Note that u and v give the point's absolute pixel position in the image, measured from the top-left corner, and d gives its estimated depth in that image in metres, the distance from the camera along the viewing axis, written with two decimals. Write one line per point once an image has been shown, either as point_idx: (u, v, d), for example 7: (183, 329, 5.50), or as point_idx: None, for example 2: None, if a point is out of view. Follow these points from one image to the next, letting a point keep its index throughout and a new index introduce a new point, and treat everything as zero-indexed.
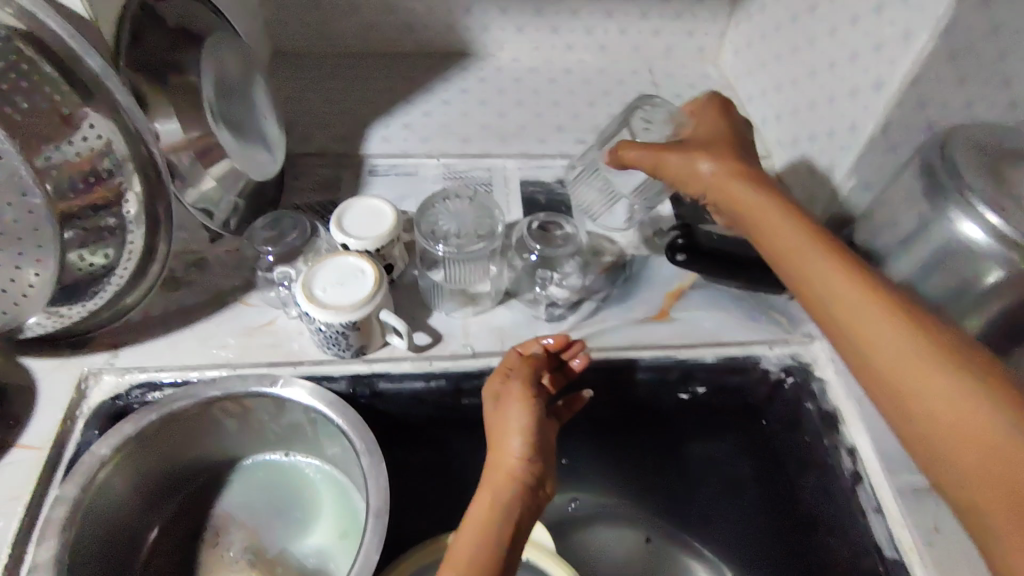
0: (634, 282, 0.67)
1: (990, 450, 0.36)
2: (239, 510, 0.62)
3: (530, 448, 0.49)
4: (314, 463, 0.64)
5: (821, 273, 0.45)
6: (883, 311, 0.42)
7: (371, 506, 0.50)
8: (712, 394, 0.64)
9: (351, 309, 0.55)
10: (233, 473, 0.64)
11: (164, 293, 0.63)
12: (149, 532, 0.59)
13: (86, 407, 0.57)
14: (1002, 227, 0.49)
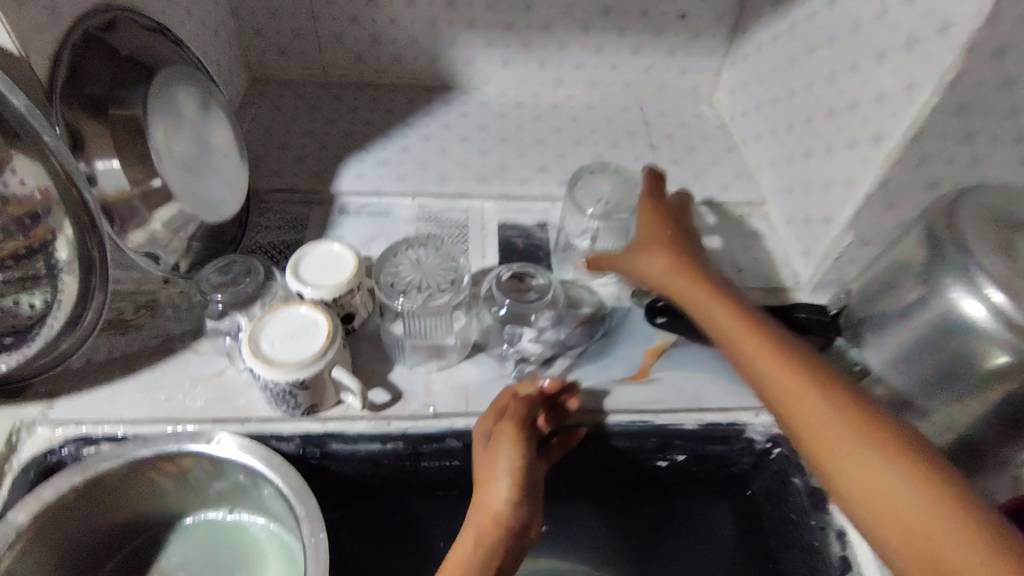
0: (613, 336, 0.62)
1: (913, 525, 0.35)
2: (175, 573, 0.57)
3: (517, 493, 0.48)
4: (260, 521, 0.60)
5: (765, 374, 0.44)
6: (811, 383, 0.42)
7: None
8: (691, 461, 0.60)
9: (299, 367, 0.51)
10: (174, 534, 0.60)
11: (109, 337, 0.59)
12: None
13: (14, 462, 0.53)
14: (1008, 306, 0.46)
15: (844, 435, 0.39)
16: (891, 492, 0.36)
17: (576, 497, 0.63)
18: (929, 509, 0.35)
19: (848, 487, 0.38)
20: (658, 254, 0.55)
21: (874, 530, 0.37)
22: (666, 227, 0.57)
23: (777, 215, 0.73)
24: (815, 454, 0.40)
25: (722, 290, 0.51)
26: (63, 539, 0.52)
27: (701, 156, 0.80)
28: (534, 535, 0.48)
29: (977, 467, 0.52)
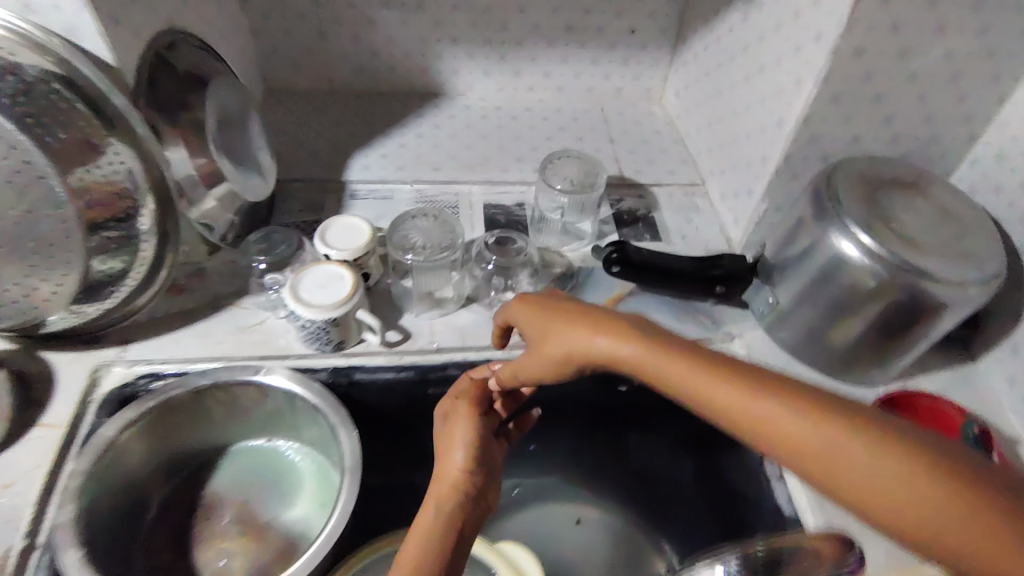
0: (580, 288, 0.77)
1: (871, 487, 0.32)
2: (229, 489, 0.70)
3: (471, 462, 0.55)
4: (292, 445, 0.73)
5: (688, 376, 0.40)
6: (733, 379, 0.38)
7: (347, 464, 0.60)
8: (648, 386, 0.72)
9: (332, 308, 0.64)
10: (222, 459, 0.72)
11: (168, 298, 0.72)
12: (150, 512, 0.67)
13: (96, 394, 0.65)
14: (874, 245, 0.59)
15: (779, 414, 0.36)
16: (826, 450, 0.34)
17: (550, 421, 0.76)
18: (872, 456, 0.32)
19: (790, 462, 0.36)
20: (558, 321, 0.49)
21: (851, 501, 0.33)
22: (546, 306, 0.52)
23: (714, 193, 0.88)
24: (748, 433, 0.37)
25: (598, 317, 0.47)
26: (141, 453, 0.65)
27: (652, 147, 0.95)
28: (490, 501, 0.55)
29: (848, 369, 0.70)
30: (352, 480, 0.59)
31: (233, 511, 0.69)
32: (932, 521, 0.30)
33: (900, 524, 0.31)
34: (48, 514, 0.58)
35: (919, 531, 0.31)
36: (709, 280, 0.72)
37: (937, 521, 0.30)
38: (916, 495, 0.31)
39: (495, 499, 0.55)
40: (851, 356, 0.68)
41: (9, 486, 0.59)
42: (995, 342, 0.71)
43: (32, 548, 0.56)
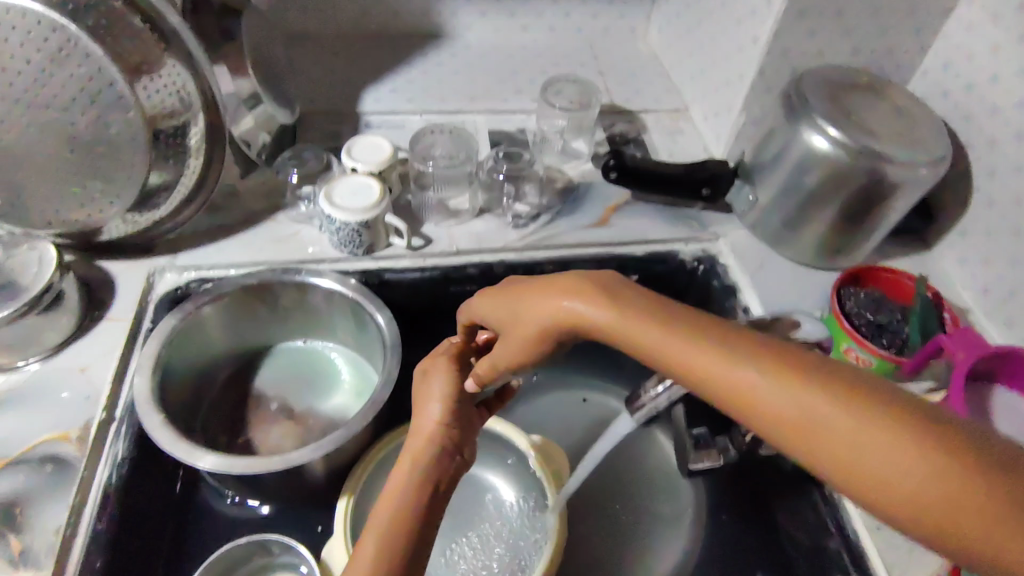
0: (581, 199, 0.85)
1: (877, 476, 0.30)
2: (273, 383, 0.78)
3: (446, 415, 0.52)
4: (327, 345, 0.81)
5: (692, 359, 0.36)
6: (732, 354, 0.35)
7: (388, 340, 0.68)
8: (643, 280, 0.82)
9: (365, 211, 0.72)
10: (263, 359, 0.80)
11: (208, 214, 0.79)
12: (204, 401, 0.75)
13: (154, 295, 0.72)
14: (843, 136, 0.68)
15: (760, 382, 0.33)
16: (815, 423, 0.31)
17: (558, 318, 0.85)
18: (886, 447, 0.29)
19: (763, 424, 0.33)
20: (545, 293, 0.44)
21: (834, 467, 0.31)
22: (526, 286, 0.47)
23: (697, 117, 0.97)
24: (729, 402, 0.35)
25: (618, 294, 0.41)
26: (198, 343, 0.72)
27: (639, 79, 1.03)
28: (466, 458, 0.53)
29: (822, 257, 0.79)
30: (394, 352, 0.67)
31: (279, 400, 0.77)
32: (922, 492, 0.28)
33: (884, 498, 0.29)
34: (122, 392, 0.65)
35: (901, 506, 0.29)
36: (696, 184, 0.82)
37: (923, 486, 0.28)
38: (898, 458, 0.29)
39: (470, 455, 0.53)
40: (824, 243, 0.78)
41: (87, 368, 0.66)
42: (947, 230, 0.82)
43: (111, 418, 0.63)
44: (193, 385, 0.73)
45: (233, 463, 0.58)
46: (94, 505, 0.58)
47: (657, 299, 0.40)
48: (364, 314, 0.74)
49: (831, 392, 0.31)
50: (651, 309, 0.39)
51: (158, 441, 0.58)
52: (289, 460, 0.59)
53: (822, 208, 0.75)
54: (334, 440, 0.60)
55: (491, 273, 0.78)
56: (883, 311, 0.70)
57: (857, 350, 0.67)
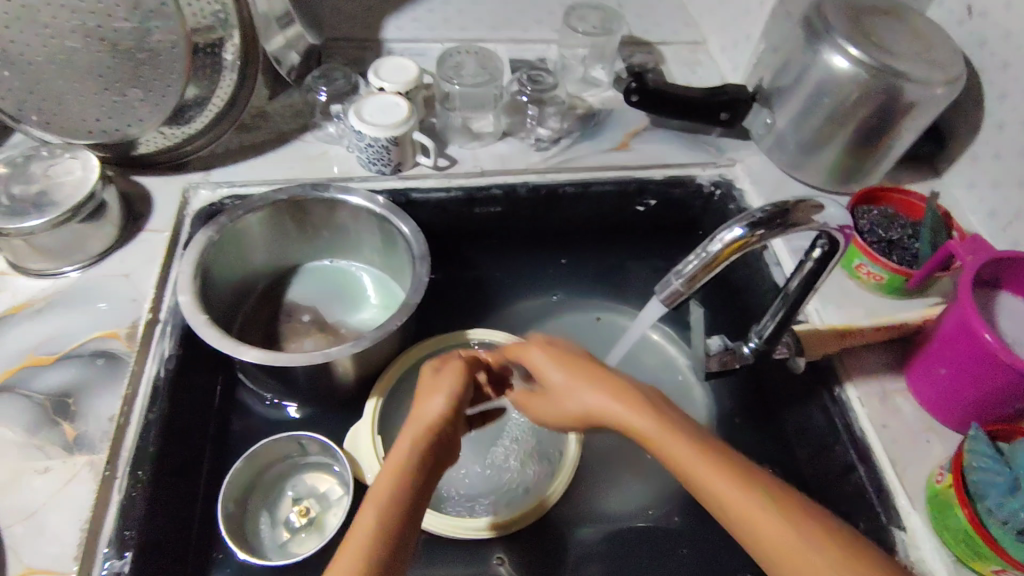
0: (601, 125, 0.88)
1: None
2: (302, 298, 0.81)
3: (450, 409, 0.54)
4: (353, 265, 0.84)
5: (697, 466, 0.44)
6: (718, 460, 0.43)
7: (417, 253, 0.71)
8: (660, 205, 0.85)
9: (394, 128, 0.74)
10: (291, 277, 0.82)
11: (239, 134, 0.81)
12: (236, 314, 0.77)
13: (190, 210, 0.74)
14: (862, 55, 0.70)
15: (724, 484, 0.42)
16: (789, 545, 0.39)
17: (577, 242, 0.89)
18: None
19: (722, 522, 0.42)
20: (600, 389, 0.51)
21: None
22: (583, 364, 0.54)
23: (715, 48, 0.98)
24: (749, 538, 0.41)
25: (625, 384, 0.51)
26: (234, 253, 0.75)
27: (658, 11, 1.04)
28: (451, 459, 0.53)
29: (838, 181, 0.81)
30: (423, 264, 0.70)
31: (310, 313, 0.79)
32: None
33: None
34: (164, 297, 0.67)
35: None
36: (713, 110, 0.84)
37: None
38: None
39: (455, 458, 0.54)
40: (839, 166, 0.80)
41: (130, 275, 0.68)
42: (957, 156, 0.84)
43: (156, 319, 0.66)
44: (231, 293, 0.77)
45: (275, 355, 0.61)
46: (143, 397, 0.61)
47: (672, 410, 0.48)
48: (392, 231, 0.76)
49: (819, 538, 0.39)
50: (655, 407, 0.48)
51: (204, 337, 0.61)
52: (329, 352, 0.62)
53: (838, 131, 0.76)
54: (369, 340, 0.63)
55: (514, 194, 0.81)
56: (894, 227, 0.72)
57: (868, 266, 0.71)
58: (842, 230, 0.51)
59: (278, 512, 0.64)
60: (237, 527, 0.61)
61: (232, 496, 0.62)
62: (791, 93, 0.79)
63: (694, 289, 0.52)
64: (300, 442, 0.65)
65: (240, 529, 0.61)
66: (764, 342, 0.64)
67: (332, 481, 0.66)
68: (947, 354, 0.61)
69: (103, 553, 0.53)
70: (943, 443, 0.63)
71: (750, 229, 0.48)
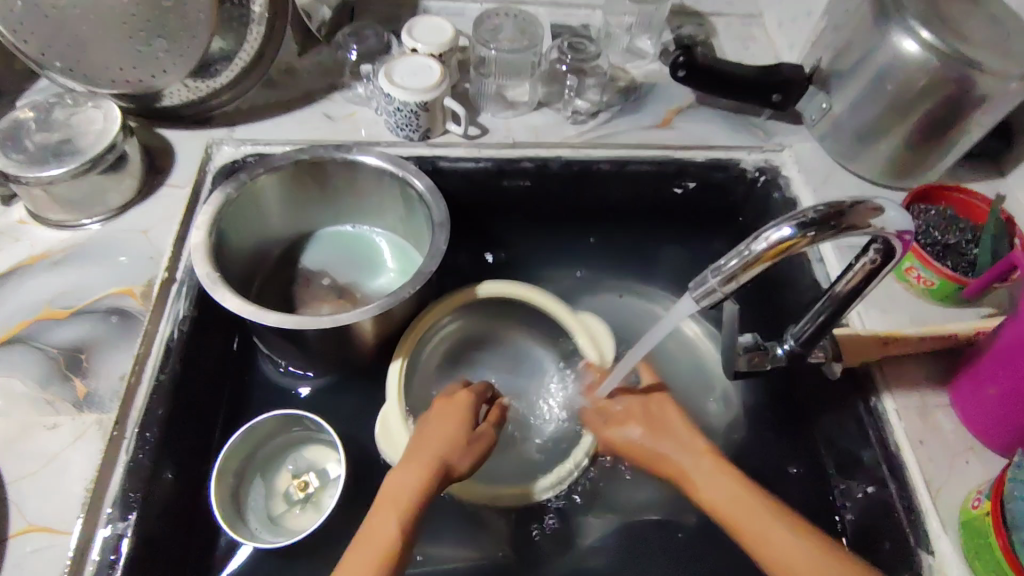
0: (643, 99, 0.83)
1: None
2: (321, 262, 0.79)
3: (429, 469, 0.55)
4: (374, 232, 0.81)
5: (758, 524, 0.53)
6: (787, 523, 0.53)
7: (436, 219, 0.67)
8: (699, 188, 0.80)
9: (423, 92, 0.71)
10: (311, 241, 0.81)
11: (265, 89, 0.78)
12: (255, 278, 0.76)
13: (212, 166, 0.72)
14: (933, 39, 0.64)
15: (810, 558, 0.50)
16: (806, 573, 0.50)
17: (610, 224, 0.85)
18: None
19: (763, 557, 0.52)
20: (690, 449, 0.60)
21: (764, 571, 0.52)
22: (670, 429, 0.63)
23: (772, 22, 0.92)
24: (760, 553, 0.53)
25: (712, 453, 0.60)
26: (252, 212, 0.73)
27: None
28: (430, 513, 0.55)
29: (898, 172, 0.76)
30: (442, 232, 0.67)
31: (329, 279, 0.78)
32: None
33: None
34: (181, 256, 0.66)
35: None
36: (764, 91, 0.79)
37: None
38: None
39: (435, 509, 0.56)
40: (897, 158, 0.74)
41: (148, 231, 0.67)
42: None
43: (172, 278, 0.64)
44: (250, 256, 0.75)
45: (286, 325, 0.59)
46: (156, 357, 0.60)
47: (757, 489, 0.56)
48: (414, 196, 0.73)
49: None
50: (721, 468, 0.58)
51: (218, 298, 0.59)
52: (337, 318, 0.59)
53: (900, 121, 0.71)
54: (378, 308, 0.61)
55: (546, 169, 0.77)
56: (953, 230, 0.67)
57: (919, 270, 0.66)
58: (900, 236, 0.46)
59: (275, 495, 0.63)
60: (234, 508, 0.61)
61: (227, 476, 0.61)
62: (851, 78, 0.73)
63: (732, 290, 0.48)
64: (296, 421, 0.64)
65: (236, 510, 0.61)
66: (801, 344, 0.59)
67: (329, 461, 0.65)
68: (999, 374, 0.57)
69: (108, 514, 0.53)
70: (983, 466, 0.60)
71: (799, 229, 0.43)
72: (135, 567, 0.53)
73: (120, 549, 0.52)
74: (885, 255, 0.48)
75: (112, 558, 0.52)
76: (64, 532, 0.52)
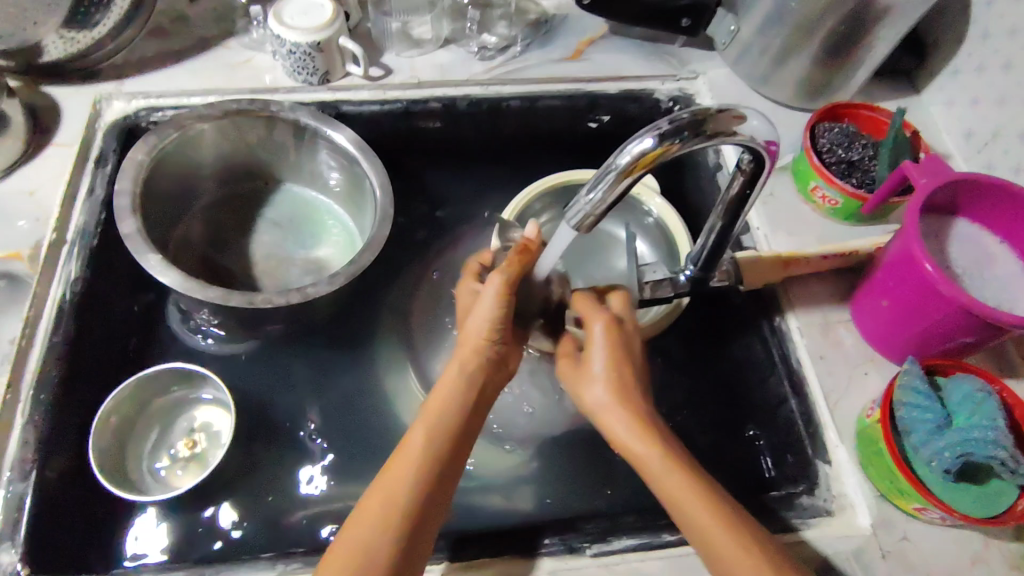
0: (554, 31, 0.81)
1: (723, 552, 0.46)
2: (253, 224, 0.76)
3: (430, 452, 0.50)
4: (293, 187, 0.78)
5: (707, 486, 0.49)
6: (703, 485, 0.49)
7: (375, 181, 0.67)
8: (615, 121, 0.79)
9: (315, 32, 0.68)
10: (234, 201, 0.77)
11: (155, 39, 0.75)
12: (177, 243, 0.72)
13: (102, 122, 0.70)
14: None
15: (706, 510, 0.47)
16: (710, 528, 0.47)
17: (528, 161, 0.83)
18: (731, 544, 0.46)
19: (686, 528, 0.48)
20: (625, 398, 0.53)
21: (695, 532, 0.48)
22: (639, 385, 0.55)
23: None
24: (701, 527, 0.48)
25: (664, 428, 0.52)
26: (170, 176, 0.69)
27: None
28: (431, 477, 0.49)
29: (810, 93, 0.75)
30: (384, 191, 0.67)
31: (263, 239, 0.75)
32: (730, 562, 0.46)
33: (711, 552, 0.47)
34: (71, 215, 0.64)
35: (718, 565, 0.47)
36: (672, 16, 0.77)
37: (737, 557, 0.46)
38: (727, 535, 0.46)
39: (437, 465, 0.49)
40: (806, 78, 0.73)
41: (34, 192, 0.65)
42: (938, 70, 0.77)
43: (62, 239, 0.63)
44: (169, 224, 0.71)
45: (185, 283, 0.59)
46: (48, 319, 0.59)
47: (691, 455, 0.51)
48: (351, 165, 0.71)
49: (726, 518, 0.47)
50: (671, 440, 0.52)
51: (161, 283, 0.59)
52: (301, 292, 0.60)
53: (805, 39, 0.70)
54: (295, 295, 0.60)
55: (454, 109, 0.75)
56: (856, 147, 0.67)
57: (823, 188, 0.66)
58: (767, 146, 0.45)
59: (162, 453, 0.63)
60: (117, 460, 0.61)
61: (113, 424, 0.61)
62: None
63: (607, 210, 0.46)
64: (194, 375, 0.64)
65: (118, 462, 0.61)
66: (701, 268, 0.59)
67: (226, 421, 0.65)
68: (890, 285, 0.58)
69: (7, 476, 0.54)
70: (881, 377, 0.61)
71: (663, 139, 0.41)
72: (40, 526, 0.53)
73: (24, 506, 0.53)
74: (754, 169, 0.48)
75: (16, 514, 0.53)
76: None
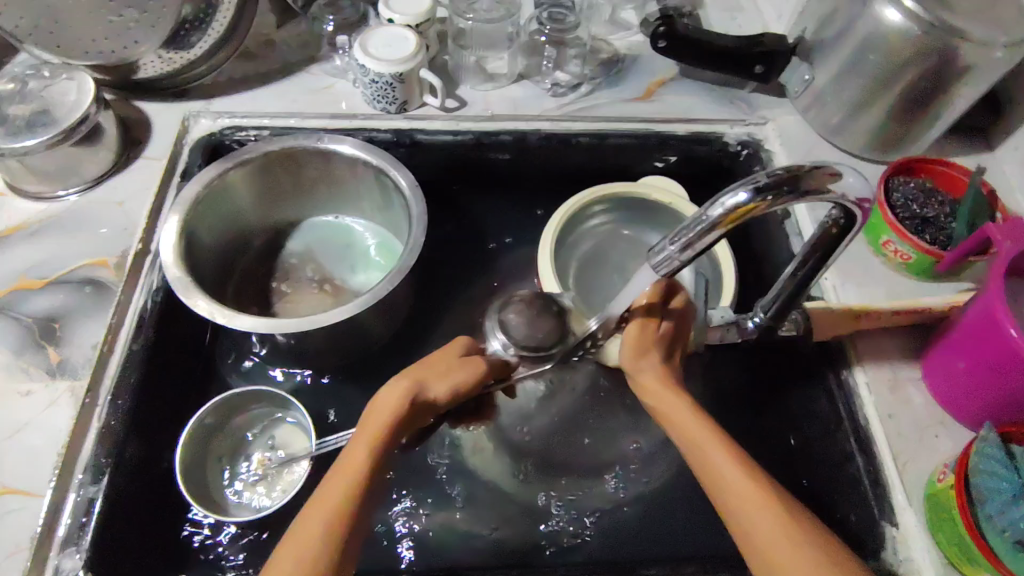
0: (625, 72, 0.82)
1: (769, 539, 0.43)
2: (306, 256, 0.78)
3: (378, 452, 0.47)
4: (358, 223, 0.80)
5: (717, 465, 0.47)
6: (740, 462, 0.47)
7: (415, 217, 0.66)
8: (682, 161, 0.79)
9: (399, 63, 0.70)
10: (299, 231, 0.80)
11: (244, 62, 0.78)
12: (230, 269, 0.75)
13: (189, 138, 0.73)
14: (916, 8, 0.62)
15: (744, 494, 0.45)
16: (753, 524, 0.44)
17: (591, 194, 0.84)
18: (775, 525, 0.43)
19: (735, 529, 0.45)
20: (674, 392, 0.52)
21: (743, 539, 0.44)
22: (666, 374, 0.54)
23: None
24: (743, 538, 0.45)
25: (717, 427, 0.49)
26: (227, 206, 0.72)
27: None
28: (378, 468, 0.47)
29: (884, 146, 0.75)
30: (425, 234, 0.66)
31: (312, 271, 0.77)
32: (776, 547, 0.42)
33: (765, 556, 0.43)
34: (156, 226, 0.67)
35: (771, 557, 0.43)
36: (744, 62, 0.77)
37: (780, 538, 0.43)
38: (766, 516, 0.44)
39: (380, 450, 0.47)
40: (880, 131, 0.73)
41: (122, 203, 0.68)
42: (1014, 129, 0.76)
43: (145, 251, 0.65)
44: (222, 244, 0.73)
45: (223, 320, 0.59)
46: (129, 327, 0.61)
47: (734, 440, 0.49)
48: (393, 191, 0.72)
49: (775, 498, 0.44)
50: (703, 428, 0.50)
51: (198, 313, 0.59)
52: (322, 326, 0.60)
53: (881, 94, 0.70)
54: (317, 332, 0.59)
55: (524, 142, 0.76)
56: (931, 203, 0.66)
57: (896, 243, 0.65)
58: (859, 204, 0.45)
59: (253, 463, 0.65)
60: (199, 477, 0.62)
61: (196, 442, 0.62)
62: (833, 51, 0.71)
63: (691, 258, 0.45)
64: (282, 400, 0.65)
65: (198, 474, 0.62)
66: (771, 318, 0.58)
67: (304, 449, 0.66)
68: (968, 347, 0.56)
69: (78, 479, 0.54)
70: (952, 440, 0.60)
71: (758, 194, 0.41)
72: (105, 530, 0.54)
73: (91, 511, 0.53)
74: (842, 226, 0.48)
75: (83, 519, 0.53)
76: (36, 495, 0.53)
